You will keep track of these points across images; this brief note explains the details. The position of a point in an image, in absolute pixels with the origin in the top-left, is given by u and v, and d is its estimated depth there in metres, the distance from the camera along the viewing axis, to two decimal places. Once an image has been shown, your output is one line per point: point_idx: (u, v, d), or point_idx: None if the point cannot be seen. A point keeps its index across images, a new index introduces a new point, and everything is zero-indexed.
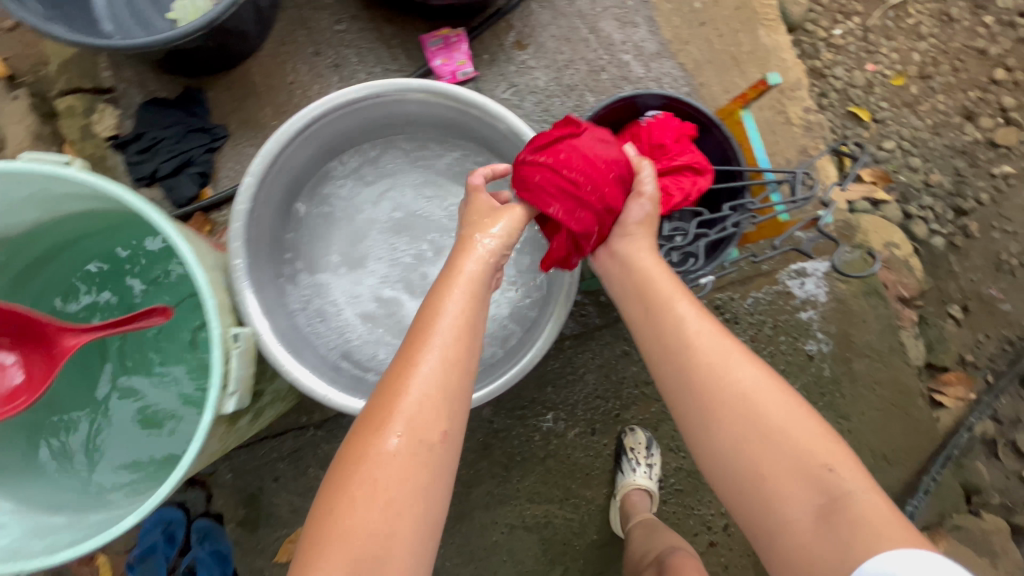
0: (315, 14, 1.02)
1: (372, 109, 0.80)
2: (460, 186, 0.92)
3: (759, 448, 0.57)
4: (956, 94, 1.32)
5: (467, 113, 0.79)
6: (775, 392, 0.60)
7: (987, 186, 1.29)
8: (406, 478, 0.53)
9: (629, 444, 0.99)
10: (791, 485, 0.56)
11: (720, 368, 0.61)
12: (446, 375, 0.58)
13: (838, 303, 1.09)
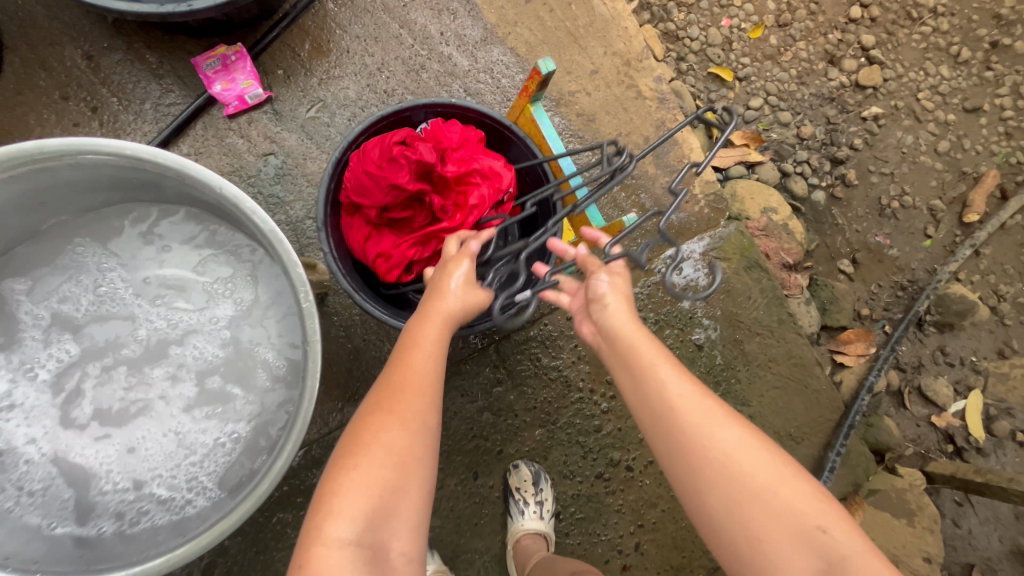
0: (54, 50, 0.84)
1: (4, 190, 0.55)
2: (192, 235, 0.67)
3: (741, 489, 0.49)
4: (815, 39, 1.26)
5: (143, 170, 0.54)
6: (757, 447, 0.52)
7: (860, 130, 1.25)
8: (403, 469, 0.49)
9: (514, 484, 0.89)
10: (788, 548, 0.48)
11: (691, 404, 0.52)
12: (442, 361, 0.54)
13: (720, 284, 1.02)
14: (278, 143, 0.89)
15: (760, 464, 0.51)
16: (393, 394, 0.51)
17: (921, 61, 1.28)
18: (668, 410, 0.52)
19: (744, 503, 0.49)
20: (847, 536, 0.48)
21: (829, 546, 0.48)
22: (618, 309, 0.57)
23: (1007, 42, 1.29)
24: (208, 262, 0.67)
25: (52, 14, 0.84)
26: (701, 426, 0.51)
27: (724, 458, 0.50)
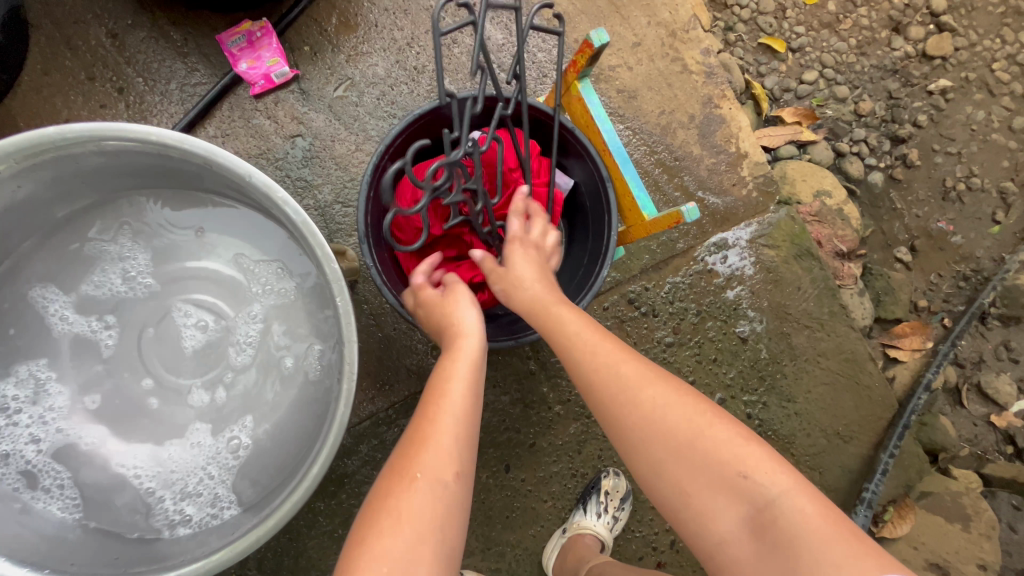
0: (79, 28, 0.81)
1: (29, 178, 0.55)
2: (225, 232, 0.70)
3: (661, 446, 0.50)
4: (879, 5, 1.15)
5: (172, 161, 0.55)
6: (673, 399, 0.51)
7: (925, 105, 1.14)
8: (425, 533, 0.46)
9: (605, 486, 0.88)
10: (715, 500, 0.48)
11: (603, 364, 0.53)
12: (459, 429, 0.50)
13: (767, 273, 0.96)
14: (306, 125, 0.85)
15: (669, 413, 0.50)
16: (415, 459, 0.49)
17: (998, 27, 1.16)
18: (584, 373, 0.53)
19: (664, 461, 0.50)
20: (775, 478, 0.47)
21: (757, 492, 0.47)
22: (524, 269, 0.60)
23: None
24: (238, 260, 0.70)
25: None
26: (623, 390, 0.52)
27: (644, 417, 0.50)
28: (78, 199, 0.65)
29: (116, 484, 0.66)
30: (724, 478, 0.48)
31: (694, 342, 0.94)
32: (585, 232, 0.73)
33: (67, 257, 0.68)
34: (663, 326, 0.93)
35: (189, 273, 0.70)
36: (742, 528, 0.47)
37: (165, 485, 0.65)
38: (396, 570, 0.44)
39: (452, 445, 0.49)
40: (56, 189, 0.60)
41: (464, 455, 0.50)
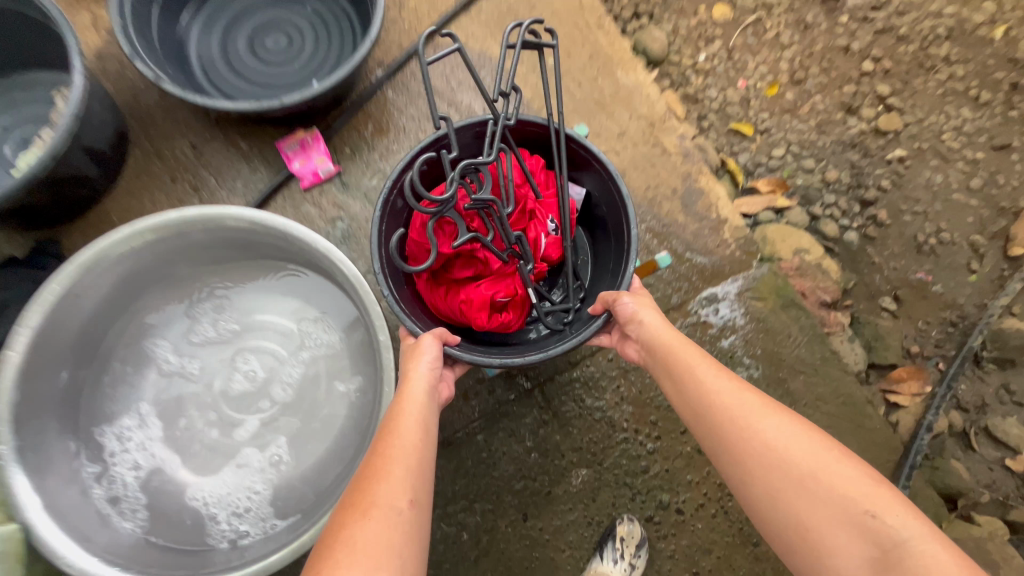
0: (167, 143, 1.01)
1: (157, 251, 0.82)
2: (290, 294, 0.93)
3: (782, 475, 0.57)
4: (832, 92, 1.34)
5: (256, 236, 0.82)
6: (800, 438, 0.58)
7: (887, 172, 1.29)
8: (380, 550, 0.50)
9: (620, 532, 0.91)
10: (836, 534, 0.53)
11: (729, 400, 0.62)
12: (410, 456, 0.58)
13: (757, 323, 1.05)
14: (345, 210, 1.02)
15: (788, 446, 0.57)
16: (371, 488, 0.54)
17: (939, 106, 1.34)
18: (709, 406, 0.62)
19: (784, 493, 0.56)
20: (903, 520, 0.52)
21: (882, 529, 0.52)
22: (655, 322, 0.70)
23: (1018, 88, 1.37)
24: (298, 319, 0.93)
25: (169, 114, 1.02)
26: (747, 423, 0.60)
27: (768, 449, 0.58)
28: (187, 267, 0.90)
29: (197, 498, 0.87)
30: (847, 518, 0.53)
31: None
32: (605, 232, 0.85)
33: (170, 312, 0.93)
34: None
35: (255, 326, 0.93)
36: (863, 561, 0.52)
37: (231, 507, 0.86)
38: None
39: (405, 475, 0.56)
40: (148, 273, 0.87)
41: (417, 480, 0.56)
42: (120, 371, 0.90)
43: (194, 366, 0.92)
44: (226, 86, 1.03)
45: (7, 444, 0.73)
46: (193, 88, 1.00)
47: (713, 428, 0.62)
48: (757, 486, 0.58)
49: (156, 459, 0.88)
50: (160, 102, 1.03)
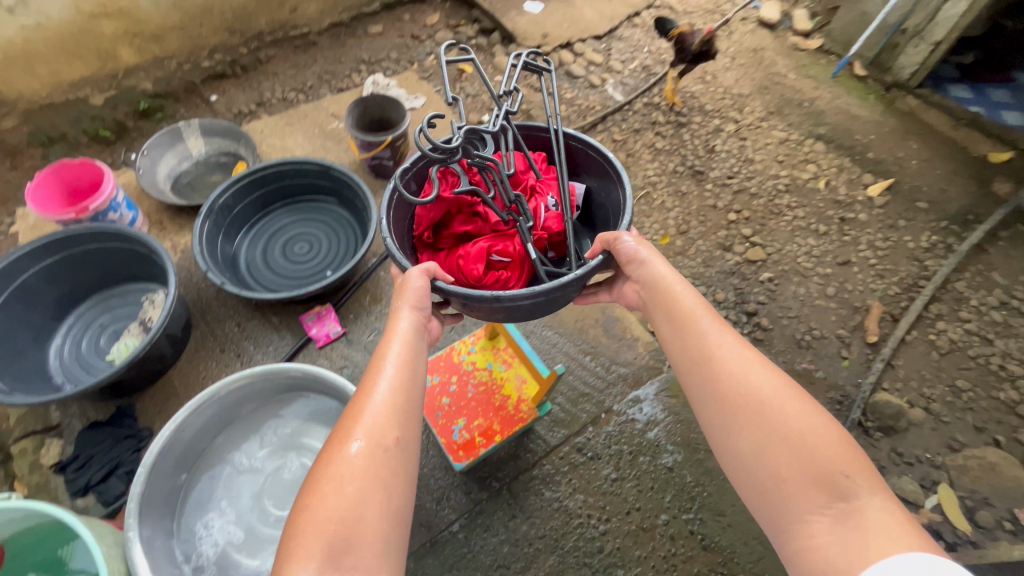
0: (220, 323, 1.39)
1: (235, 391, 1.17)
2: (318, 418, 1.24)
3: (767, 423, 0.73)
4: (709, 237, 1.82)
5: (302, 376, 1.17)
6: (792, 402, 0.74)
7: (762, 289, 1.69)
8: (367, 471, 0.71)
9: None
10: (808, 486, 0.68)
11: (731, 359, 0.80)
12: (395, 399, 0.78)
13: (674, 415, 1.33)
14: (349, 359, 1.36)
15: (780, 396, 0.75)
16: (349, 427, 0.75)
17: (790, 239, 1.81)
18: (714, 358, 0.81)
19: (766, 438, 0.72)
20: (870, 487, 0.66)
21: (849, 486, 0.66)
22: (668, 278, 0.91)
23: (844, 221, 1.87)
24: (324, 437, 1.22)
25: (222, 303, 1.42)
26: (743, 377, 0.78)
27: (763, 402, 0.75)
28: (248, 403, 1.23)
29: None
30: (823, 472, 0.68)
31: (633, 475, 1.25)
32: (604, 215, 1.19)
33: (231, 441, 1.22)
34: (607, 465, 1.26)
35: (294, 444, 1.22)
36: (829, 512, 0.66)
37: None
38: (352, 498, 0.69)
39: (394, 418, 0.76)
40: (224, 411, 1.19)
41: (399, 422, 0.77)
42: (193, 490, 1.16)
43: (260, 465, 1.20)
44: (264, 281, 1.44)
45: (134, 529, 0.97)
46: (241, 283, 1.40)
47: (713, 378, 0.80)
48: (742, 425, 0.74)
49: (234, 530, 1.13)
50: (217, 296, 1.43)
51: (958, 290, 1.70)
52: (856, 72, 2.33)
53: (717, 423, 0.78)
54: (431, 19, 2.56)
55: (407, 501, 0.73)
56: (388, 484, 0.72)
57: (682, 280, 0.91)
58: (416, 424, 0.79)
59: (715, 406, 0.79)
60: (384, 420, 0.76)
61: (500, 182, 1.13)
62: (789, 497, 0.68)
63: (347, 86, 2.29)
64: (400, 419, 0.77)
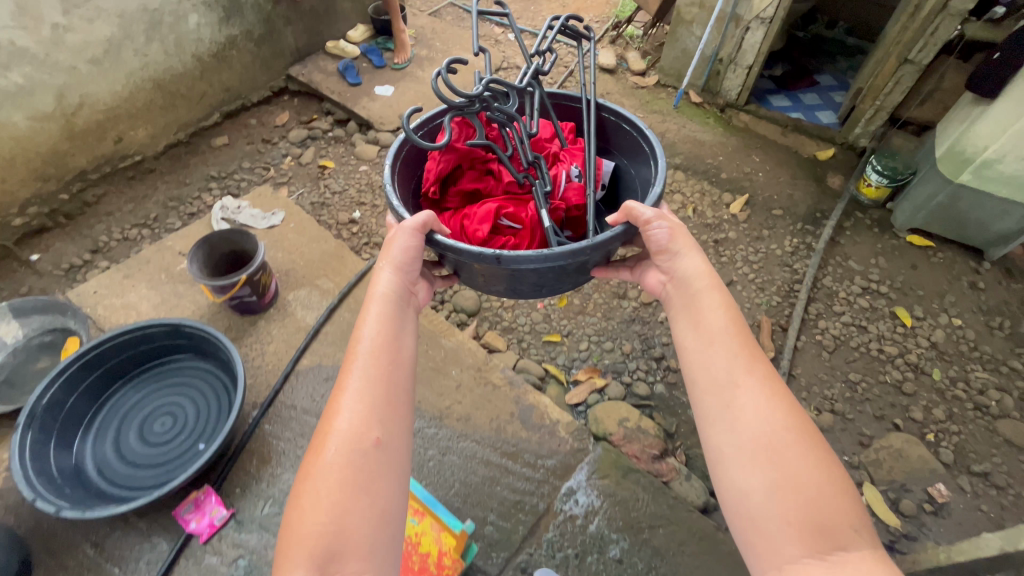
0: (71, 550, 1.15)
1: None
2: None
3: (771, 446, 0.78)
4: (604, 286, 1.83)
5: None
6: (801, 440, 0.79)
7: (664, 329, 1.72)
8: (344, 472, 0.79)
9: None
10: (797, 521, 0.73)
11: (744, 381, 0.86)
12: (369, 395, 0.86)
13: (610, 498, 1.27)
14: (244, 546, 1.17)
15: (800, 437, 0.79)
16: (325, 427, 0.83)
17: None
18: (729, 377, 0.87)
19: (767, 460, 0.78)
20: (861, 535, 0.71)
21: (840, 529, 0.71)
22: (698, 280, 1.00)
23: (717, 243, 1.99)
24: None
25: (70, 523, 1.18)
26: (757, 400, 0.84)
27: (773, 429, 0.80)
28: None
29: None
30: (822, 519, 0.72)
31: None
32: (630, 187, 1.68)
33: None
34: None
35: None
36: (809, 548, 0.71)
37: None
38: (336, 509, 0.76)
39: (376, 423, 0.84)
40: None
41: (380, 421, 0.85)
42: None
43: None
44: (123, 482, 1.21)
45: None
46: (95, 497, 1.16)
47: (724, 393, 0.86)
48: (754, 454, 0.79)
49: None
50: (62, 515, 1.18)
51: (828, 286, 1.84)
52: (692, 99, 2.56)
53: (728, 455, 0.81)
54: (281, 118, 2.45)
55: (396, 500, 0.81)
56: (369, 487, 0.79)
57: (707, 288, 0.99)
58: (396, 419, 0.86)
59: (720, 417, 0.85)
60: (360, 416, 0.84)
61: (519, 144, 1.50)
62: (782, 532, 0.72)
63: (196, 208, 2.09)
64: (379, 419, 0.85)
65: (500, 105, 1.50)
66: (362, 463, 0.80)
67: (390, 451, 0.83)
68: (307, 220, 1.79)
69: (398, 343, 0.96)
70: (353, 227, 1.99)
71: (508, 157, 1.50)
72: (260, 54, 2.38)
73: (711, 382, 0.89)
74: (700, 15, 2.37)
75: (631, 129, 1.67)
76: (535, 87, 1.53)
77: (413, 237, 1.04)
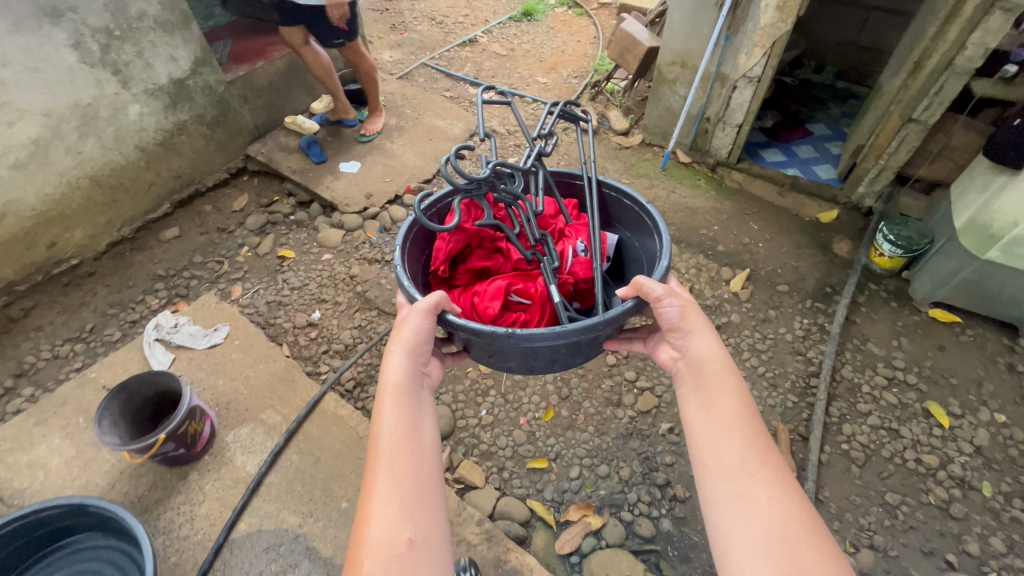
0: None
1: None
2: None
3: (786, 534, 0.74)
4: (595, 392, 1.61)
5: None
6: (811, 531, 0.74)
7: (667, 444, 1.50)
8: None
9: None
10: None
11: (759, 464, 0.82)
12: (403, 489, 0.81)
13: None
14: None
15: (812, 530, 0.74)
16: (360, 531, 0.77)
17: None
18: (741, 459, 0.83)
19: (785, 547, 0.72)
20: None
21: None
22: (709, 350, 0.97)
23: (719, 329, 1.78)
24: None
25: None
26: (767, 485, 0.79)
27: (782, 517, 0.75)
28: None
29: None
30: None
31: None
32: (636, 261, 1.70)
33: None
34: None
35: None
36: None
37: None
38: None
39: (409, 520, 0.78)
40: None
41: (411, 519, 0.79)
42: None
43: None
44: None
45: None
46: None
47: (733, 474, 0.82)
48: (769, 544, 0.73)
49: None
50: None
51: (849, 379, 1.63)
52: (681, 159, 2.39)
53: (740, 550, 0.74)
54: (239, 202, 2.27)
55: None
56: None
57: (720, 363, 0.95)
58: (428, 517, 0.80)
59: (733, 497, 0.80)
60: (394, 516, 0.78)
61: (525, 223, 1.61)
62: None
63: (138, 314, 1.88)
64: (411, 516, 0.79)
65: (507, 186, 1.59)
66: (405, 568, 0.73)
67: (430, 549, 0.78)
68: (254, 336, 1.57)
69: (416, 430, 0.90)
70: (312, 330, 1.77)
71: (514, 237, 1.57)
72: (214, 136, 2.22)
73: (723, 469, 0.83)
74: (683, 74, 2.23)
75: (633, 204, 1.69)
76: (537, 169, 1.65)
77: (428, 319, 1.00)
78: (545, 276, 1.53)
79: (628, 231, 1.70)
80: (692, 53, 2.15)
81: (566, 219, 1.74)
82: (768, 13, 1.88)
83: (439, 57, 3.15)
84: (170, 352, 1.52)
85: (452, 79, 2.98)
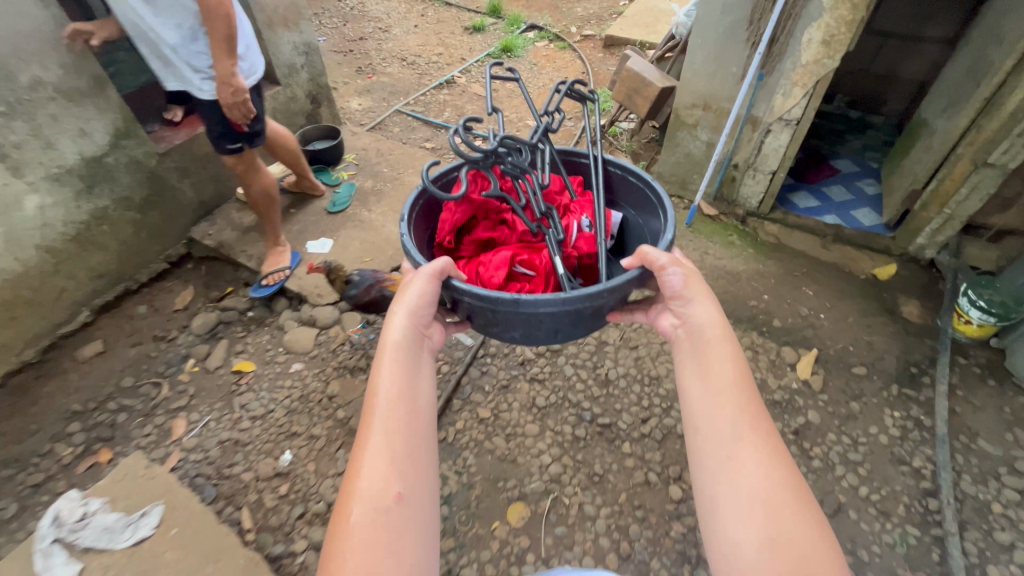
0: None
1: None
2: None
3: (761, 493, 0.73)
4: (663, 545, 1.25)
5: None
6: (788, 494, 0.73)
7: None
8: (371, 538, 0.72)
9: None
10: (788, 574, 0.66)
11: (751, 426, 0.79)
12: (396, 440, 0.81)
13: None
14: None
15: (788, 488, 0.73)
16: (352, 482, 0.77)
17: None
18: (731, 420, 0.80)
19: (761, 506, 0.72)
20: None
21: None
22: (708, 318, 0.91)
23: (799, 434, 1.44)
24: None
25: None
26: (751, 442, 0.77)
27: (759, 474, 0.75)
28: None
29: None
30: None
31: None
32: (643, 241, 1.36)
33: None
34: None
35: None
36: None
37: None
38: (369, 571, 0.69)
39: (398, 475, 0.78)
40: None
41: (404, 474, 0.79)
42: None
43: None
44: None
45: None
46: None
47: (721, 432, 0.80)
48: (747, 506, 0.73)
49: None
50: None
51: (972, 496, 1.30)
52: (705, 211, 2.08)
53: (722, 515, 0.74)
54: (183, 298, 1.83)
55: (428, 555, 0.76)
56: (397, 546, 0.72)
57: (718, 332, 0.89)
58: (420, 471, 0.81)
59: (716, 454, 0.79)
60: (384, 472, 0.78)
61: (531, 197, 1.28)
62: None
63: (43, 473, 1.41)
64: (402, 472, 0.79)
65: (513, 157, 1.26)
66: (391, 523, 0.74)
67: (418, 509, 0.78)
68: (199, 519, 1.14)
69: (416, 386, 0.89)
70: (281, 484, 1.35)
71: (522, 211, 1.24)
72: (146, 221, 1.79)
73: (709, 433, 0.80)
74: (705, 117, 1.93)
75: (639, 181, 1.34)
76: (545, 144, 1.32)
77: (431, 284, 0.97)
78: (551, 247, 1.21)
79: (633, 209, 1.36)
80: (717, 94, 1.85)
81: (571, 193, 1.38)
82: (811, 49, 1.60)
83: (415, 102, 2.80)
84: (74, 560, 1.06)
85: (430, 127, 2.63)
